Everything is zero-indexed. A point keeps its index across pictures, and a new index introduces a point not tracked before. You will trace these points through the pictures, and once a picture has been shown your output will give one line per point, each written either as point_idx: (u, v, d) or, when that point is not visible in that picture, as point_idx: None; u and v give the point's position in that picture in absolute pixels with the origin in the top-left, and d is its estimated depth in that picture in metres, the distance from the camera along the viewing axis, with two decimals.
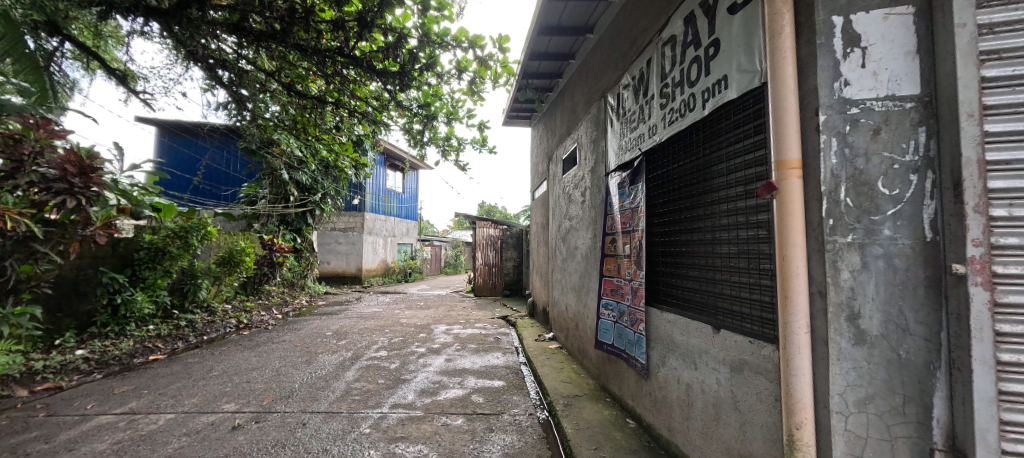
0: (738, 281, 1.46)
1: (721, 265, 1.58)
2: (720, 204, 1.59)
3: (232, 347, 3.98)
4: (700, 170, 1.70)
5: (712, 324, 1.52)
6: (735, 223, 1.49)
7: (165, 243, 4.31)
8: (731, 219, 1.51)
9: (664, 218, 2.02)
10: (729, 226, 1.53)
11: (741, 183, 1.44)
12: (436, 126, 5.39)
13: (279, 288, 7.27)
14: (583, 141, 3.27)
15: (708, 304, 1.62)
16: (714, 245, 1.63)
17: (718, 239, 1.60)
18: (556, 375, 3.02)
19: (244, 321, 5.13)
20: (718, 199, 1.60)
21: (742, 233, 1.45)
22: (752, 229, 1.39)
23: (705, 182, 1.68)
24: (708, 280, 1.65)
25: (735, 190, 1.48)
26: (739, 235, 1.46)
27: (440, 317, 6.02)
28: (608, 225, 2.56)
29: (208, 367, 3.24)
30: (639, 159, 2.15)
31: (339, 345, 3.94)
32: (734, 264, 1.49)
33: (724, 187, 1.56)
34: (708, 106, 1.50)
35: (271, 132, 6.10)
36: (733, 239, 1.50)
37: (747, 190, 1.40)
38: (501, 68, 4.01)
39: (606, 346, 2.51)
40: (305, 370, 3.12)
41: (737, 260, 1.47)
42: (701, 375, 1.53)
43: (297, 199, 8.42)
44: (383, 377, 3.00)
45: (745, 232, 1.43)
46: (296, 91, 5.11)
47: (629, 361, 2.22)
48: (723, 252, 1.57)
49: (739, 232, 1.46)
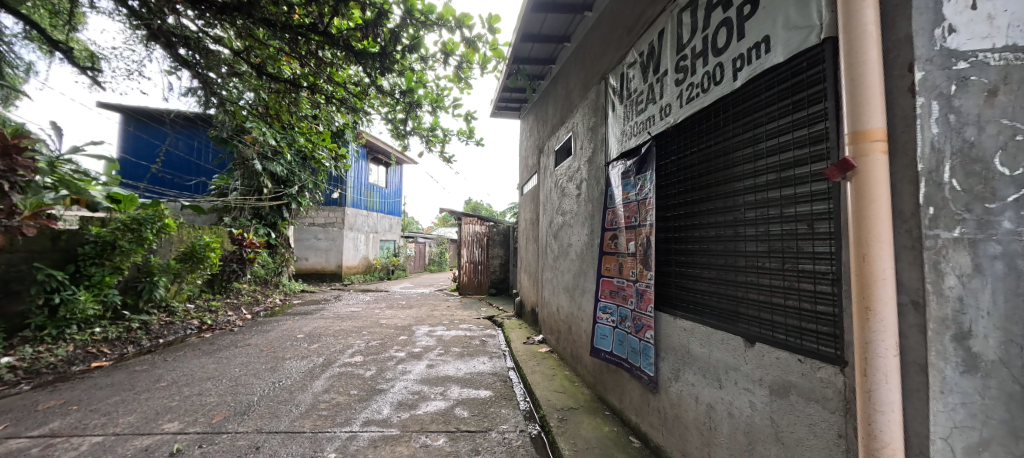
0: (768, 285, 1.24)
1: (745, 266, 1.35)
2: (745, 195, 1.36)
3: (189, 351, 3.58)
4: (722, 155, 1.47)
5: (737, 334, 1.30)
6: (764, 216, 1.26)
7: (115, 238, 3.84)
8: (760, 211, 1.29)
9: (676, 212, 1.79)
10: (756, 220, 1.30)
11: (775, 168, 1.21)
12: (420, 116, 5.08)
13: (250, 286, 6.81)
14: (580, 129, 3.00)
15: (729, 311, 1.40)
16: (736, 243, 1.40)
17: (741, 235, 1.38)
18: (548, 383, 2.78)
19: (208, 322, 4.70)
20: (743, 188, 1.37)
21: (774, 228, 1.22)
22: (788, 223, 1.16)
23: (727, 169, 1.45)
24: (728, 282, 1.43)
25: (767, 177, 1.25)
26: (770, 230, 1.24)
27: (423, 317, 5.70)
28: (608, 220, 2.32)
29: (155, 376, 2.85)
30: (647, 144, 1.91)
31: (310, 350, 3.59)
32: (764, 264, 1.27)
33: (751, 175, 1.34)
34: (741, 77, 1.28)
35: (241, 118, 5.67)
36: (762, 235, 1.27)
37: (785, 176, 1.17)
38: (490, 51, 3.72)
39: (604, 354, 2.28)
40: (268, 380, 2.78)
41: (768, 260, 1.24)
42: (728, 396, 1.30)
43: (272, 191, 7.89)
44: (356, 387, 2.68)
45: (778, 227, 1.21)
46: (268, 74, 4.68)
47: (631, 372, 1.99)
48: (747, 250, 1.34)
49: (770, 226, 1.24)
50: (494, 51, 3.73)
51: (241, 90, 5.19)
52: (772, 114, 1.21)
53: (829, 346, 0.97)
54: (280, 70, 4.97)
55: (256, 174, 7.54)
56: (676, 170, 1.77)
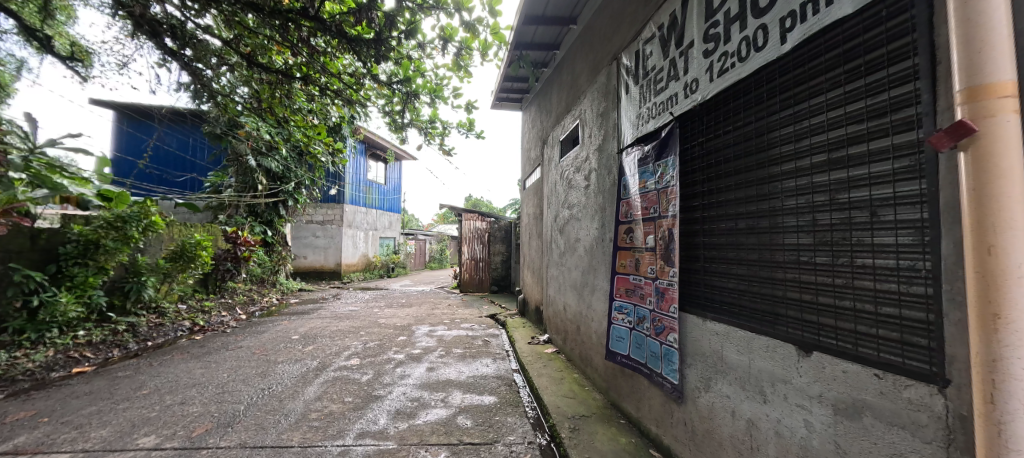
0: (814, 282, 1.07)
1: (784, 261, 1.18)
2: (784, 179, 1.19)
3: (178, 355, 3.41)
4: (758, 134, 1.30)
5: (781, 340, 1.13)
6: (808, 203, 1.10)
7: (98, 236, 3.64)
8: (802, 199, 1.12)
9: (700, 201, 1.61)
10: (797, 209, 1.13)
11: (825, 147, 1.04)
12: (418, 107, 4.88)
13: (245, 285, 6.64)
14: (588, 116, 2.81)
15: (768, 311, 1.23)
16: (773, 235, 1.23)
17: (778, 226, 1.21)
18: (556, 387, 2.60)
19: (200, 322, 4.53)
20: (781, 173, 1.20)
21: (821, 218, 1.05)
22: (846, 210, 0.98)
23: (764, 150, 1.27)
24: (764, 280, 1.26)
25: (813, 158, 1.08)
26: (816, 219, 1.07)
27: (423, 316, 5.53)
28: (622, 212, 2.15)
29: (136, 384, 2.68)
30: (669, 126, 1.72)
31: (304, 353, 3.41)
32: (806, 258, 1.10)
33: (795, 155, 1.15)
34: (792, 39, 1.10)
35: (234, 112, 5.47)
36: (805, 225, 1.10)
37: (838, 155, 1.00)
38: (491, 36, 3.52)
39: (619, 358, 2.10)
40: (257, 386, 2.60)
41: (813, 254, 1.07)
42: (776, 413, 1.12)
43: (266, 188, 7.69)
44: (351, 394, 2.50)
45: (832, 215, 1.02)
46: (258, 63, 4.45)
47: (651, 379, 1.81)
48: (786, 242, 1.17)
49: (816, 215, 1.07)
50: (495, 35, 3.53)
51: (232, 82, 4.99)
52: (828, 82, 1.03)
53: (919, 359, 0.80)
54: (271, 59, 4.75)
55: (251, 170, 7.33)
56: (702, 155, 1.59)
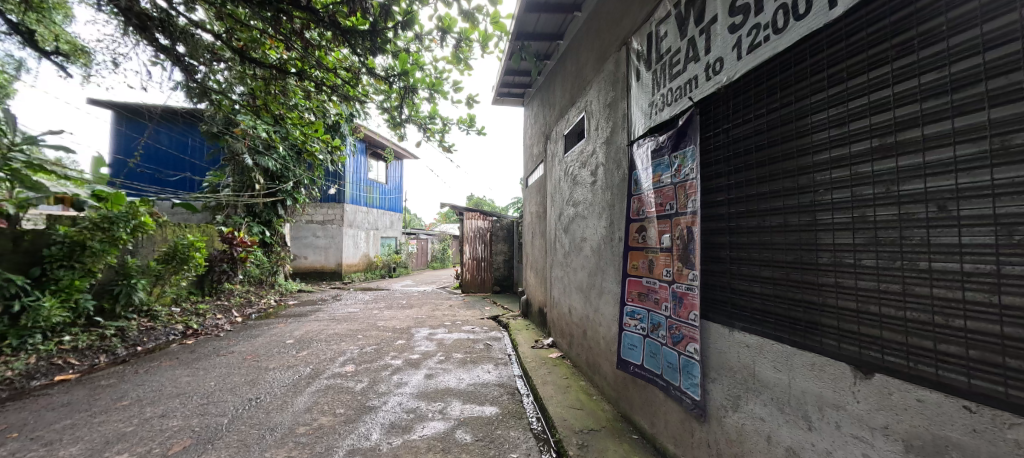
0: (862, 288, 0.92)
1: (824, 264, 1.02)
2: (822, 169, 1.03)
3: (166, 361, 3.26)
4: (791, 118, 1.13)
5: (827, 355, 0.98)
6: (854, 197, 0.94)
7: (83, 238, 3.50)
8: (847, 191, 0.96)
9: (722, 195, 1.44)
10: (840, 203, 0.98)
11: (878, 130, 0.89)
12: (416, 102, 4.71)
13: (242, 287, 6.50)
14: (595, 107, 2.63)
15: (805, 321, 1.07)
16: (809, 233, 1.07)
17: (816, 223, 1.05)
18: (562, 397, 2.44)
19: (194, 326, 4.40)
20: (820, 162, 1.04)
21: (872, 213, 0.90)
22: (912, 204, 0.82)
23: (799, 138, 1.11)
24: (800, 285, 1.10)
25: (862, 143, 0.92)
26: (865, 215, 0.92)
27: (424, 318, 5.37)
28: (634, 209, 1.98)
29: (117, 394, 2.53)
30: (686, 115, 1.55)
31: (298, 359, 3.26)
32: (852, 260, 0.95)
33: (840, 141, 0.99)
34: (843, 3, 0.93)
35: (228, 109, 5.33)
36: (851, 222, 0.95)
37: (897, 140, 0.85)
38: (491, 26, 3.35)
39: (631, 368, 1.94)
40: (245, 397, 2.45)
41: (862, 256, 0.92)
42: (826, 444, 0.95)
43: (264, 187, 7.55)
44: (344, 405, 2.35)
45: (890, 210, 0.86)
46: (251, 58, 4.28)
47: (668, 392, 1.65)
48: (826, 242, 1.02)
49: (864, 210, 0.92)
50: (495, 25, 3.36)
51: (226, 78, 4.86)
52: (887, 54, 0.87)
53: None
54: (264, 54, 4.59)
55: (247, 169, 7.18)
56: (724, 144, 1.42)
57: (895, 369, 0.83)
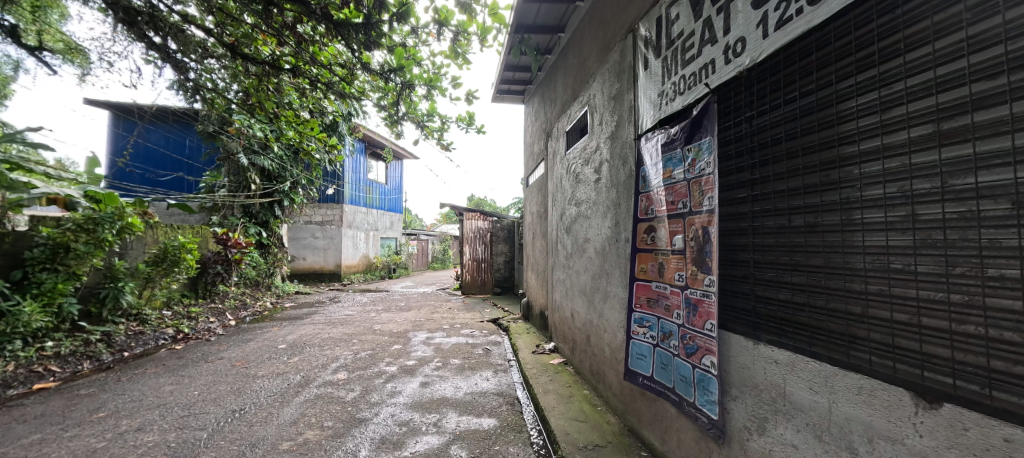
0: (909, 297, 0.80)
1: (861, 269, 0.89)
2: (860, 161, 0.90)
3: (151, 368, 3.13)
4: (825, 103, 0.98)
5: (871, 375, 0.85)
6: (901, 192, 0.81)
7: (66, 239, 3.38)
8: (890, 186, 0.83)
9: (741, 193, 1.30)
10: (881, 200, 0.85)
11: (943, 112, 0.74)
12: (412, 98, 4.57)
13: (238, 289, 6.38)
14: (599, 101, 2.49)
15: (840, 334, 0.94)
16: (840, 234, 0.94)
17: (849, 223, 0.92)
18: (565, 408, 2.30)
19: (185, 330, 4.27)
20: (861, 152, 0.89)
21: (923, 211, 0.78)
22: (989, 199, 0.68)
23: (835, 124, 0.96)
24: (830, 294, 0.97)
25: (913, 129, 0.79)
26: (913, 214, 0.79)
27: (422, 321, 5.23)
28: (641, 208, 1.85)
29: (94, 405, 2.40)
30: (701, 104, 1.41)
31: (288, 365, 3.12)
32: (896, 265, 0.82)
33: (887, 126, 0.84)
34: None
35: (222, 107, 5.21)
36: (896, 221, 0.82)
37: (969, 123, 0.71)
38: (489, 17, 3.21)
39: (639, 380, 1.79)
40: (228, 408, 2.31)
41: (910, 260, 0.80)
42: None
43: (260, 187, 7.39)
44: (333, 417, 2.21)
45: (961, 206, 0.72)
46: (243, 54, 4.16)
47: (681, 408, 1.51)
48: (862, 245, 0.89)
49: (914, 208, 0.79)
50: (494, 16, 3.22)
51: (219, 76, 4.72)
52: (954, 19, 0.73)
53: None
54: (257, 49, 4.46)
55: (243, 169, 7.05)
56: (746, 135, 1.27)
57: (961, 395, 0.70)
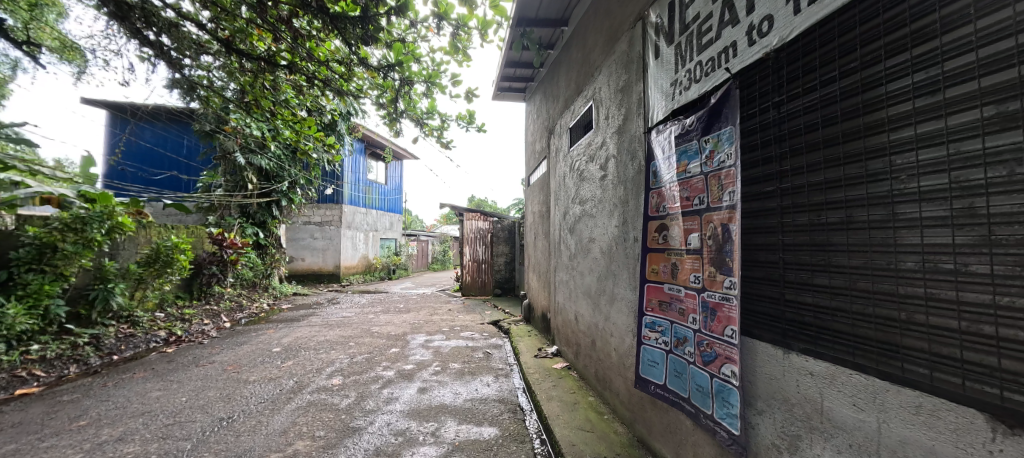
0: (978, 303, 0.69)
1: (913, 271, 0.79)
2: (913, 147, 0.79)
3: (139, 372, 3.02)
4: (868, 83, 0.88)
5: (934, 392, 0.74)
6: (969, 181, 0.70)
7: (53, 239, 3.27)
8: (955, 174, 0.72)
9: (766, 187, 1.18)
10: (942, 191, 0.74)
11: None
12: (412, 95, 4.46)
13: (234, 290, 6.28)
14: (604, 94, 2.38)
15: (887, 343, 0.83)
16: (886, 231, 0.83)
17: (897, 218, 0.81)
18: (570, 416, 2.19)
19: (178, 333, 4.16)
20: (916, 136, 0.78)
21: (999, 202, 0.67)
22: None
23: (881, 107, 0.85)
24: (874, 297, 0.86)
25: (986, 108, 0.68)
26: (984, 206, 0.68)
27: (421, 323, 5.12)
28: (652, 205, 1.74)
29: (76, 413, 2.28)
30: (720, 91, 1.30)
31: (281, 370, 3.01)
32: (965, 266, 0.71)
33: (949, 106, 0.73)
34: None
35: (217, 105, 5.11)
36: (962, 215, 0.71)
37: None
38: (490, 9, 3.11)
39: (651, 388, 1.68)
40: (216, 416, 2.20)
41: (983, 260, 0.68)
42: None
43: (257, 186, 7.28)
44: (325, 426, 2.10)
45: None
46: (238, 50, 4.07)
47: (698, 421, 1.40)
48: (917, 242, 0.78)
49: (988, 199, 0.68)
50: (495, 9, 3.12)
51: (215, 73, 4.63)
52: None
53: None
54: (252, 45, 4.36)
55: (240, 168, 6.94)
56: (773, 123, 1.15)
57: None
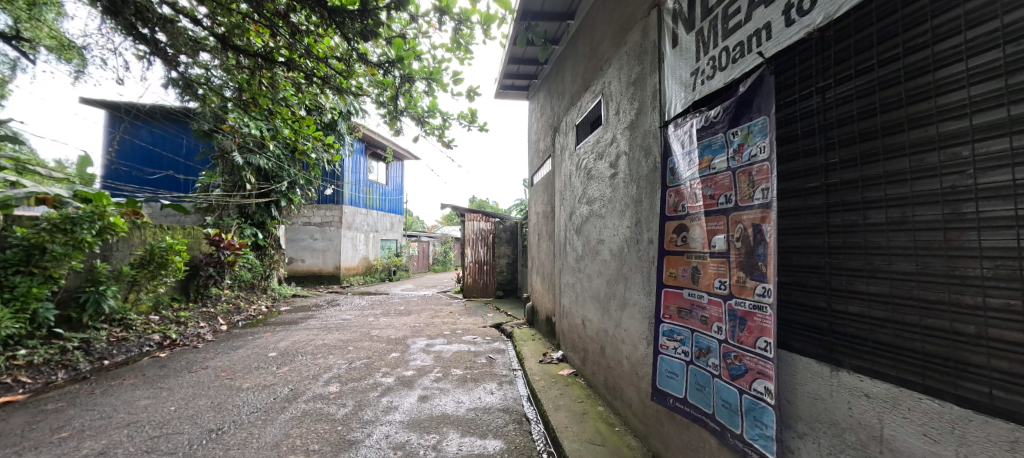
0: None
1: (1001, 281, 0.67)
2: (1003, 134, 0.66)
3: (129, 379, 2.90)
4: (940, 60, 0.75)
5: None
6: None
7: (41, 240, 3.16)
8: None
9: (807, 184, 1.04)
10: None
11: None
12: (413, 93, 4.35)
13: (232, 292, 6.17)
14: (615, 88, 2.27)
15: (967, 365, 0.71)
16: (967, 234, 0.71)
17: (981, 219, 0.69)
18: (580, 428, 2.07)
19: (172, 336, 4.05)
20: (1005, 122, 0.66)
21: None
22: None
23: (956, 88, 0.72)
24: (948, 310, 0.74)
25: None
26: None
27: (422, 326, 5.00)
28: (670, 204, 1.62)
29: (58, 423, 2.17)
30: (751, 79, 1.18)
31: (276, 377, 2.89)
32: None
33: None
34: None
35: (214, 103, 5.00)
36: None
37: None
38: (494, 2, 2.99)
39: (670, 402, 1.56)
40: (205, 427, 2.09)
41: None
42: None
43: (256, 186, 7.16)
44: (320, 439, 1.98)
45: None
46: (235, 47, 3.97)
47: (724, 440, 1.28)
48: (1008, 248, 0.66)
49: None
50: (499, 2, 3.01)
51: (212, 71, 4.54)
52: None
53: None
54: (249, 41, 4.26)
55: (238, 168, 6.83)
56: (817, 111, 1.00)
57: None
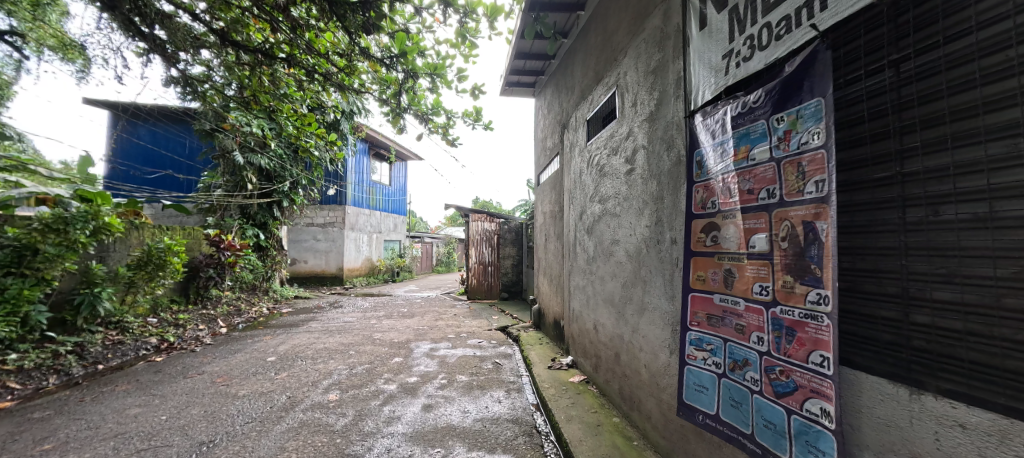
0: None
1: None
2: None
3: (121, 385, 2.79)
4: None
5: None
6: None
7: (33, 241, 3.05)
8: None
9: (875, 174, 0.88)
10: None
11: None
12: (417, 89, 4.23)
13: (232, 294, 6.07)
14: (631, 79, 2.13)
15: None
16: None
17: None
18: (595, 442, 1.92)
19: (170, 339, 3.95)
20: None
21: None
22: None
23: None
24: None
25: None
26: None
27: (425, 329, 4.85)
28: (696, 201, 1.48)
29: (42, 434, 2.05)
30: (800, 56, 1.04)
31: (274, 383, 2.76)
32: None
33: None
34: None
35: (213, 101, 4.90)
36: None
37: None
38: None
39: (699, 418, 1.41)
40: (196, 439, 1.97)
41: None
42: None
43: (257, 186, 7.04)
44: (317, 453, 1.85)
45: None
46: (234, 42, 3.87)
47: None
48: None
49: None
50: None
51: (213, 70, 4.45)
52: None
53: None
54: (249, 37, 4.16)
55: (239, 168, 6.72)
56: (889, 88, 0.86)
57: None
